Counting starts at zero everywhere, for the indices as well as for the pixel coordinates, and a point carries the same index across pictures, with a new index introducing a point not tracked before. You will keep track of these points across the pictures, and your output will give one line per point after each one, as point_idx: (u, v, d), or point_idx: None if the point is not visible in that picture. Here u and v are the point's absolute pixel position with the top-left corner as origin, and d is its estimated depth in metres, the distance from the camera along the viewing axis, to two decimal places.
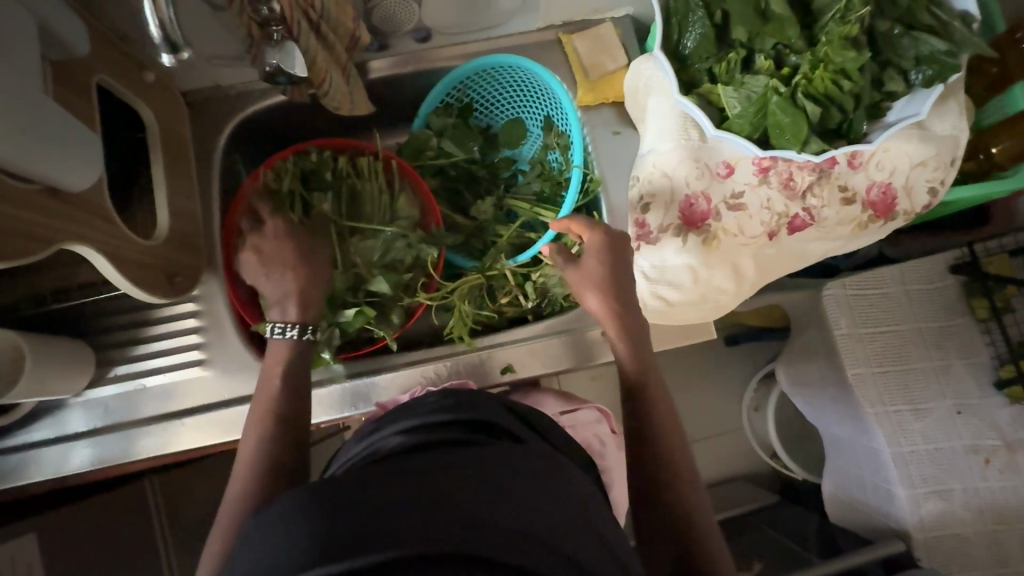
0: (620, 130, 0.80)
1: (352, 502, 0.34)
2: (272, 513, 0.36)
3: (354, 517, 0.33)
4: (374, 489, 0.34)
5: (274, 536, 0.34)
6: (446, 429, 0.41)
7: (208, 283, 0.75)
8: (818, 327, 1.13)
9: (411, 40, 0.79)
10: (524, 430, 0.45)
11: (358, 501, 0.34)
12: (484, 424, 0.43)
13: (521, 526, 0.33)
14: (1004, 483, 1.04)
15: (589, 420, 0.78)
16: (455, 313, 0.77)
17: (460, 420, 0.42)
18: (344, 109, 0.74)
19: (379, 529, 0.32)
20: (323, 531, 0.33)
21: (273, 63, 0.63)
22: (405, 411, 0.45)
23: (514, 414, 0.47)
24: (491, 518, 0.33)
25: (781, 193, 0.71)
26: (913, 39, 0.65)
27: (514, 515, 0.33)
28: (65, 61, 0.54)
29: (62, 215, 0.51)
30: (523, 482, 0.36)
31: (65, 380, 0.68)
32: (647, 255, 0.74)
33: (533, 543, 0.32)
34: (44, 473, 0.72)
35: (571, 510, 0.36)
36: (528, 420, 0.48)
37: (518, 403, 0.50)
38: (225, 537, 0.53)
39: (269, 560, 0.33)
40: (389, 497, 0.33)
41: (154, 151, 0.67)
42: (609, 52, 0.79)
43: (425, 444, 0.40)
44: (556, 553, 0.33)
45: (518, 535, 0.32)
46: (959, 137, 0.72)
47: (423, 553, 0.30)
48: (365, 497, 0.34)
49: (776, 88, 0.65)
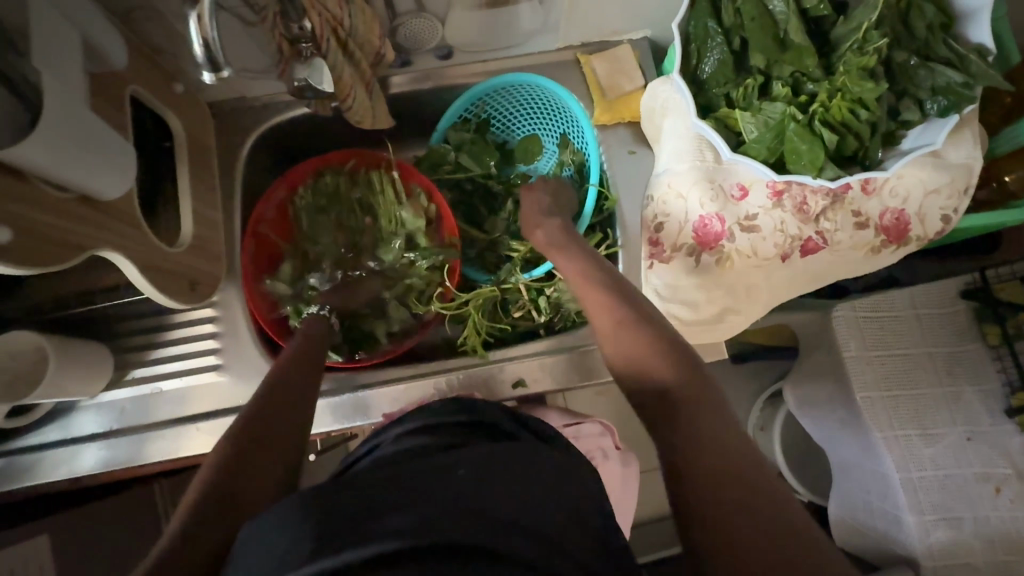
0: (635, 149, 0.82)
1: (366, 498, 0.36)
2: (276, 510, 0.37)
3: (370, 516, 0.35)
4: (387, 489, 0.37)
5: (281, 530, 0.35)
6: (448, 428, 0.46)
7: (226, 290, 0.77)
8: (827, 349, 1.13)
9: (433, 57, 0.80)
10: (527, 432, 0.48)
11: (372, 500, 0.36)
12: (486, 428, 0.47)
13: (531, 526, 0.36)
14: (1015, 513, 1.02)
15: (592, 432, 0.77)
16: (470, 323, 0.79)
17: (461, 421, 0.46)
18: (367, 123, 0.76)
19: (393, 521, 0.34)
20: (339, 531, 0.34)
21: (300, 78, 0.62)
22: (419, 411, 0.47)
23: (522, 423, 0.49)
24: (501, 516, 0.36)
25: (795, 216, 0.71)
26: (930, 71, 0.66)
27: (525, 517, 0.36)
28: (103, 73, 0.56)
29: (95, 222, 0.53)
30: (529, 489, 0.39)
31: (84, 382, 0.69)
32: (661, 274, 0.75)
33: (541, 543, 0.35)
34: (57, 473, 0.73)
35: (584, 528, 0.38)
36: (540, 433, 0.50)
37: (529, 415, 0.52)
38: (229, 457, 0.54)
39: (276, 559, 0.34)
40: (400, 496, 0.36)
41: (181, 159, 0.69)
42: (626, 73, 0.81)
43: (430, 447, 0.43)
44: (567, 555, 0.36)
45: (526, 532, 0.36)
46: (975, 164, 0.72)
47: (433, 542, 0.33)
48: (377, 493, 0.36)
49: (794, 115, 0.66)
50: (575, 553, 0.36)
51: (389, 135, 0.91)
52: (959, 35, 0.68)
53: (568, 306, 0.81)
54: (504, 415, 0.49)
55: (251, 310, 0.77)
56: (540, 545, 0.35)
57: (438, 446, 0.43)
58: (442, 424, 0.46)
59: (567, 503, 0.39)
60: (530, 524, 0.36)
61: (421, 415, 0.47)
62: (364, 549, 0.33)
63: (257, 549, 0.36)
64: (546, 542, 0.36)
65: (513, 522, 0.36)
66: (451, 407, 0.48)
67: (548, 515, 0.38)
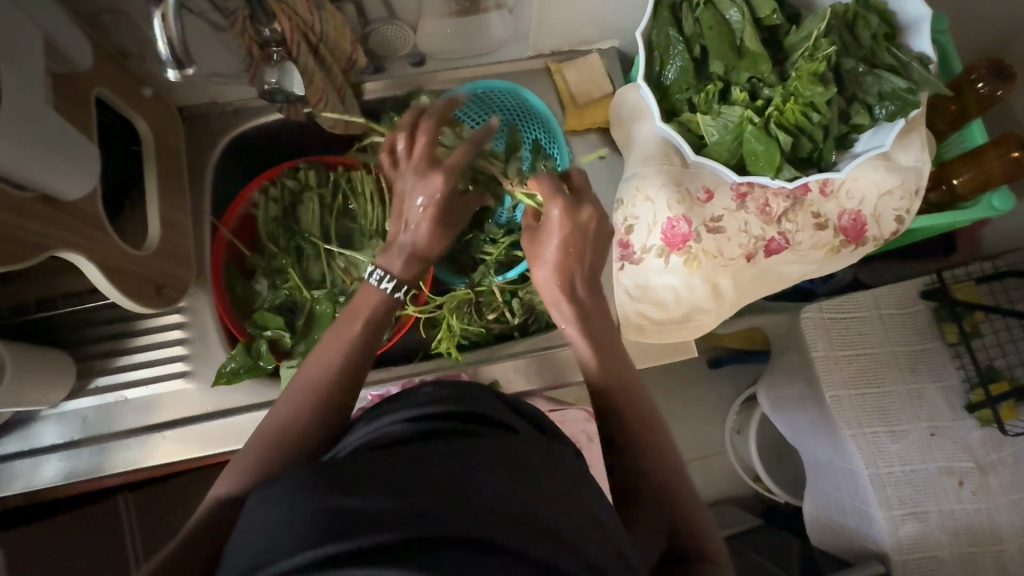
0: (605, 154, 0.84)
1: (349, 486, 0.37)
2: (272, 493, 0.39)
3: (354, 509, 0.35)
4: (371, 473, 0.38)
5: (277, 514, 0.37)
6: (439, 419, 0.46)
7: (196, 295, 0.76)
8: (796, 350, 1.16)
9: (405, 64, 0.82)
10: (519, 422, 0.49)
11: (355, 487, 0.37)
12: (476, 415, 0.47)
13: (517, 513, 0.36)
14: (978, 505, 1.07)
15: (577, 418, 0.76)
16: (444, 327, 0.78)
17: (444, 412, 0.46)
18: (339, 129, 0.77)
19: (375, 510, 0.35)
20: (335, 520, 0.35)
21: (271, 82, 0.67)
22: (401, 402, 0.48)
23: (512, 409, 0.51)
24: (471, 502, 0.36)
25: (758, 218, 0.75)
26: (876, 78, 0.70)
27: (503, 501, 0.37)
28: (68, 75, 0.56)
29: (54, 222, 0.52)
30: (512, 477, 0.39)
31: (44, 391, 0.67)
32: (631, 275, 0.77)
33: (518, 527, 0.35)
34: (15, 486, 0.70)
35: (565, 512, 0.39)
36: (529, 417, 0.52)
37: (521, 402, 0.54)
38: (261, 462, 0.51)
39: (273, 539, 0.36)
40: (386, 481, 0.37)
41: (149, 163, 0.68)
42: (595, 80, 0.84)
43: (420, 434, 0.44)
44: (535, 528, 0.36)
45: (502, 517, 0.36)
46: (923, 167, 0.76)
47: (419, 536, 0.34)
48: (361, 478, 0.38)
49: (751, 118, 0.69)
50: (552, 529, 0.37)
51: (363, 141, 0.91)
52: (903, 45, 0.73)
53: (542, 307, 0.83)
54: (501, 405, 0.50)
55: (220, 315, 0.76)
56: (511, 527, 0.35)
57: (427, 434, 0.44)
58: (429, 416, 0.46)
59: (556, 487, 0.40)
60: (505, 509, 0.36)
61: (415, 404, 0.47)
62: (352, 541, 0.33)
63: (248, 535, 0.38)
64: (521, 526, 0.35)
65: (489, 508, 0.36)
66: (438, 397, 0.48)
67: (520, 497, 0.38)
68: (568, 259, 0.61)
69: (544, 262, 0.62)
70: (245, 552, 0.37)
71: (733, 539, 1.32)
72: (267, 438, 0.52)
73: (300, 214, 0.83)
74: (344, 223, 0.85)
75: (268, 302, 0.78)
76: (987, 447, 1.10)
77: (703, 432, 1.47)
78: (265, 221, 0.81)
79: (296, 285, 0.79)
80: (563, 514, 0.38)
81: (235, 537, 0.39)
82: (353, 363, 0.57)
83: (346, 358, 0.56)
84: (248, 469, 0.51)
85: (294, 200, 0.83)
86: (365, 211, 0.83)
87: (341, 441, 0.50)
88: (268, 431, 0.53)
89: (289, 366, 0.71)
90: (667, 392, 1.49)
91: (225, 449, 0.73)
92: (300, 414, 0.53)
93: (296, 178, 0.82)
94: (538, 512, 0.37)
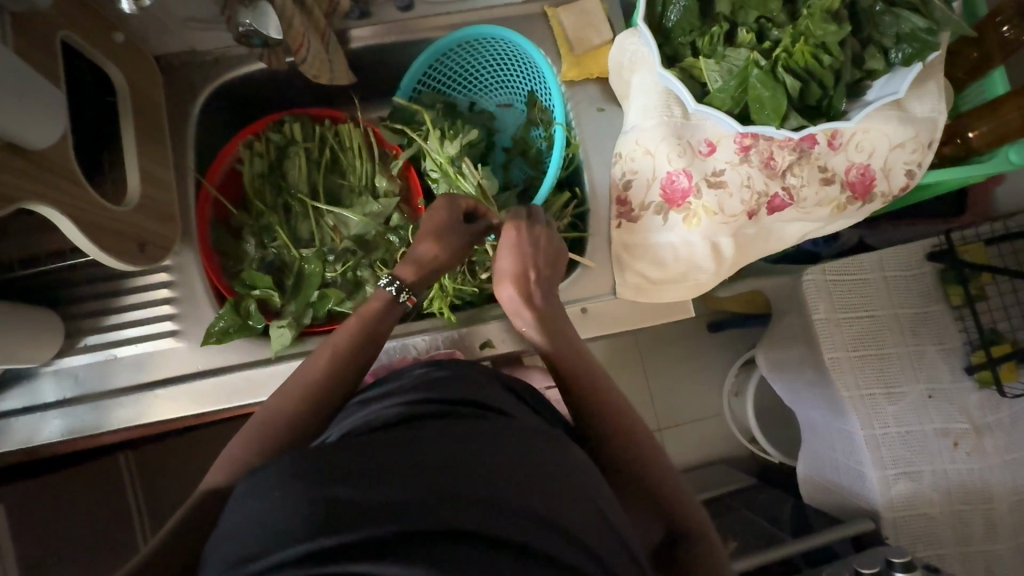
0: (604, 107, 0.79)
1: (345, 475, 0.37)
2: (269, 476, 0.39)
3: (356, 503, 0.36)
4: (368, 460, 0.38)
5: (272, 500, 0.37)
6: (429, 404, 0.46)
7: (181, 253, 0.74)
8: (797, 313, 1.15)
9: (392, 9, 0.78)
10: (504, 400, 0.50)
11: (354, 474, 0.37)
12: (464, 399, 0.47)
13: (513, 501, 0.37)
14: (971, 465, 1.08)
15: None
16: (436, 286, 0.76)
17: (433, 397, 0.46)
18: (323, 79, 0.72)
19: (371, 503, 0.36)
20: (339, 514, 0.35)
21: (247, 23, 0.64)
22: (396, 389, 0.49)
23: (503, 384, 0.54)
24: (470, 490, 0.37)
25: (761, 171, 0.71)
26: (894, 18, 0.65)
27: (508, 494, 0.37)
28: (27, 15, 0.53)
29: (24, 173, 0.50)
30: (514, 469, 0.39)
31: (32, 349, 0.66)
32: (630, 234, 0.76)
33: (517, 519, 0.36)
34: (13, 442, 0.71)
35: (547, 486, 0.39)
36: (513, 386, 0.55)
37: (512, 381, 0.57)
38: (248, 443, 0.55)
39: (266, 523, 0.36)
40: (386, 469, 0.38)
41: (124, 114, 0.65)
42: (594, 27, 0.78)
43: (411, 419, 0.44)
44: (530, 516, 0.37)
45: (508, 509, 0.36)
46: (938, 118, 0.73)
47: (420, 529, 0.34)
48: (359, 467, 0.38)
49: (756, 61, 0.66)
50: (534, 507, 0.37)
51: (350, 93, 0.88)
52: None
53: None
54: (493, 387, 0.51)
55: (208, 273, 0.74)
56: (513, 522, 0.36)
57: (418, 418, 0.44)
58: (418, 401, 0.46)
59: (548, 465, 0.41)
60: (502, 499, 0.37)
61: (406, 392, 0.47)
62: (348, 534, 0.34)
63: (237, 520, 0.38)
64: (523, 518, 0.36)
65: (491, 502, 0.36)
66: (426, 382, 0.48)
67: (513, 487, 0.38)
68: (524, 273, 0.69)
69: (504, 280, 0.69)
70: (238, 539, 0.37)
71: (727, 498, 1.34)
72: (263, 423, 0.57)
73: (287, 170, 0.80)
74: (333, 179, 0.83)
75: (256, 260, 0.76)
76: (985, 410, 1.09)
77: (700, 395, 1.48)
78: (251, 177, 0.79)
79: (284, 244, 0.77)
80: (545, 490, 0.39)
81: (224, 525, 0.39)
82: (342, 353, 0.61)
83: (333, 358, 0.61)
84: (245, 442, 0.55)
85: (280, 156, 0.80)
86: (354, 166, 0.81)
87: (332, 427, 0.50)
88: (270, 412, 0.58)
89: (280, 326, 0.70)
90: (667, 355, 1.49)
91: (219, 407, 0.73)
92: (298, 398, 0.58)
93: (280, 132, 0.79)
94: (537, 500, 0.38)
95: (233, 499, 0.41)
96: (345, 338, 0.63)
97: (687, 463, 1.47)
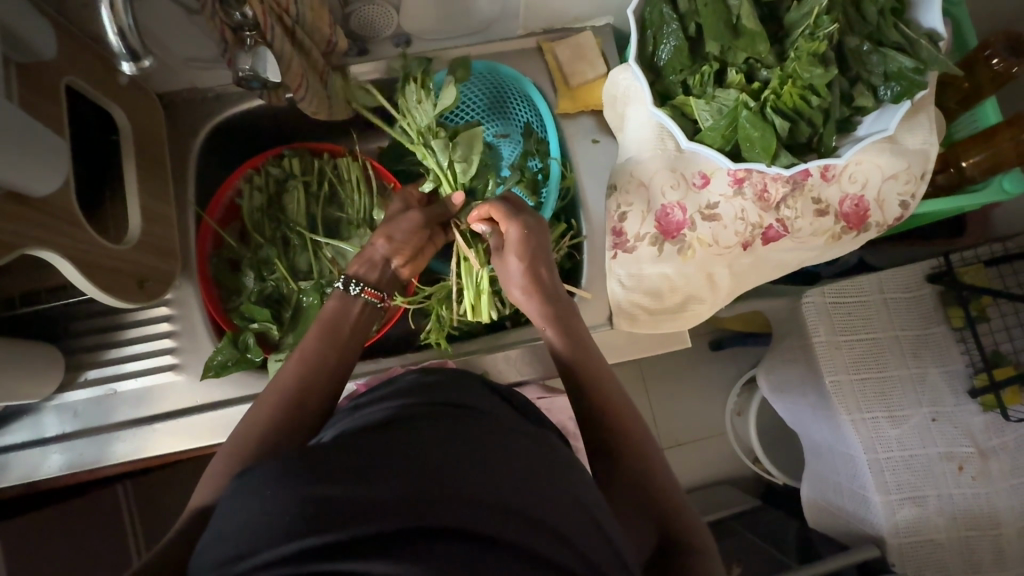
0: (598, 138, 0.80)
1: (333, 472, 0.36)
2: (260, 473, 0.38)
3: (349, 499, 0.35)
4: (363, 457, 0.38)
5: (260, 497, 0.36)
6: (420, 405, 0.45)
7: (181, 288, 0.75)
8: (797, 335, 1.14)
9: (390, 46, 0.80)
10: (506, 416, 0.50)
11: (349, 469, 0.37)
12: (454, 402, 0.46)
13: (523, 508, 0.37)
14: (977, 489, 1.07)
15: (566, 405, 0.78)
16: (433, 317, 0.78)
17: (425, 400, 0.45)
18: (322, 114, 0.75)
19: (366, 499, 0.35)
20: (328, 513, 0.34)
21: (245, 67, 0.61)
22: (391, 391, 0.47)
23: (498, 393, 0.53)
24: (467, 493, 0.36)
25: (755, 205, 0.72)
26: (881, 57, 0.67)
27: (516, 497, 0.37)
28: (33, 66, 0.54)
29: (29, 222, 0.51)
30: (514, 474, 0.39)
31: (32, 386, 0.67)
32: (624, 264, 0.75)
33: (524, 522, 0.36)
34: (13, 477, 0.71)
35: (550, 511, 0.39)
36: (512, 399, 0.55)
37: (504, 386, 0.57)
38: (228, 464, 0.53)
39: (258, 517, 0.35)
40: (384, 467, 0.37)
41: (127, 154, 0.67)
42: (588, 61, 0.80)
43: (402, 417, 0.43)
44: (545, 528, 0.36)
45: (510, 514, 0.36)
46: (929, 150, 0.74)
47: (416, 527, 0.34)
48: (352, 463, 0.37)
49: (745, 102, 0.66)
50: (525, 509, 0.37)
51: (347, 126, 0.90)
52: (912, 21, 0.70)
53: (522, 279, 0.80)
54: (490, 402, 0.50)
55: (208, 307, 0.75)
56: (518, 524, 0.36)
57: (411, 416, 0.43)
58: (412, 402, 0.44)
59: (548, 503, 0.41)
60: (508, 500, 0.37)
61: (400, 394, 0.46)
62: (339, 532, 0.33)
63: (225, 523, 0.37)
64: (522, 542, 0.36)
65: (488, 501, 0.36)
66: (421, 387, 0.47)
67: (513, 485, 0.38)
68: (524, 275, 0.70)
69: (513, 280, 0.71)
70: (225, 542, 0.36)
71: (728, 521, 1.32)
72: (239, 442, 0.55)
73: (285, 204, 0.81)
74: (331, 214, 0.84)
75: (255, 293, 0.77)
76: (989, 433, 1.08)
77: (702, 415, 1.48)
78: (250, 212, 0.80)
79: (282, 277, 0.78)
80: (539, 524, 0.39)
81: (212, 526, 0.38)
82: (314, 359, 0.61)
83: (304, 368, 0.60)
84: (226, 464, 0.53)
85: (279, 189, 0.81)
86: (352, 199, 0.81)
87: (326, 428, 0.49)
88: (251, 427, 0.56)
89: (278, 360, 0.71)
90: (667, 374, 1.48)
91: (216, 440, 0.73)
92: (272, 409, 0.57)
93: (280, 166, 0.80)
94: (553, 517, 0.38)
95: (219, 506, 0.40)
96: (313, 342, 0.63)
97: (690, 484, 1.46)
